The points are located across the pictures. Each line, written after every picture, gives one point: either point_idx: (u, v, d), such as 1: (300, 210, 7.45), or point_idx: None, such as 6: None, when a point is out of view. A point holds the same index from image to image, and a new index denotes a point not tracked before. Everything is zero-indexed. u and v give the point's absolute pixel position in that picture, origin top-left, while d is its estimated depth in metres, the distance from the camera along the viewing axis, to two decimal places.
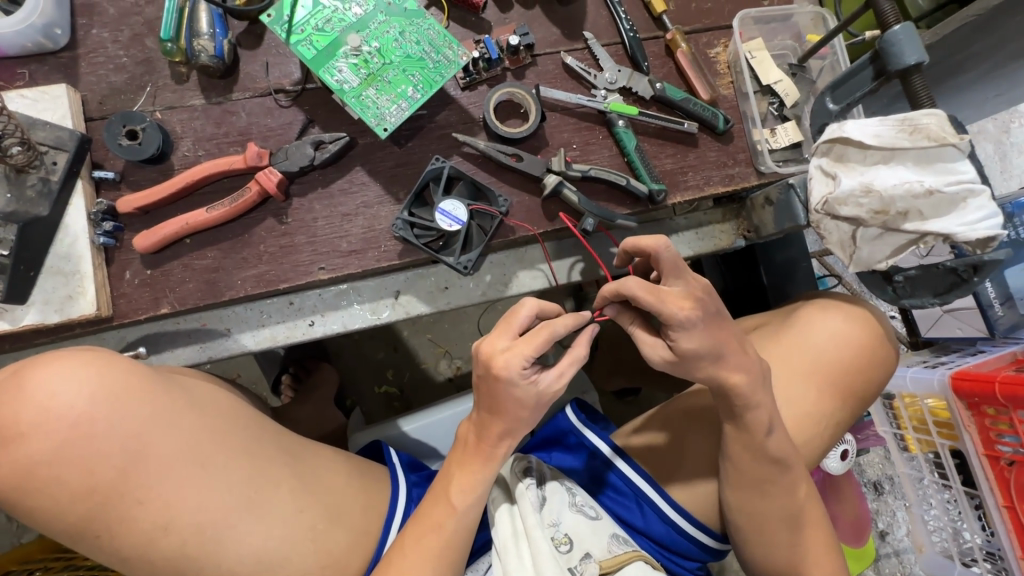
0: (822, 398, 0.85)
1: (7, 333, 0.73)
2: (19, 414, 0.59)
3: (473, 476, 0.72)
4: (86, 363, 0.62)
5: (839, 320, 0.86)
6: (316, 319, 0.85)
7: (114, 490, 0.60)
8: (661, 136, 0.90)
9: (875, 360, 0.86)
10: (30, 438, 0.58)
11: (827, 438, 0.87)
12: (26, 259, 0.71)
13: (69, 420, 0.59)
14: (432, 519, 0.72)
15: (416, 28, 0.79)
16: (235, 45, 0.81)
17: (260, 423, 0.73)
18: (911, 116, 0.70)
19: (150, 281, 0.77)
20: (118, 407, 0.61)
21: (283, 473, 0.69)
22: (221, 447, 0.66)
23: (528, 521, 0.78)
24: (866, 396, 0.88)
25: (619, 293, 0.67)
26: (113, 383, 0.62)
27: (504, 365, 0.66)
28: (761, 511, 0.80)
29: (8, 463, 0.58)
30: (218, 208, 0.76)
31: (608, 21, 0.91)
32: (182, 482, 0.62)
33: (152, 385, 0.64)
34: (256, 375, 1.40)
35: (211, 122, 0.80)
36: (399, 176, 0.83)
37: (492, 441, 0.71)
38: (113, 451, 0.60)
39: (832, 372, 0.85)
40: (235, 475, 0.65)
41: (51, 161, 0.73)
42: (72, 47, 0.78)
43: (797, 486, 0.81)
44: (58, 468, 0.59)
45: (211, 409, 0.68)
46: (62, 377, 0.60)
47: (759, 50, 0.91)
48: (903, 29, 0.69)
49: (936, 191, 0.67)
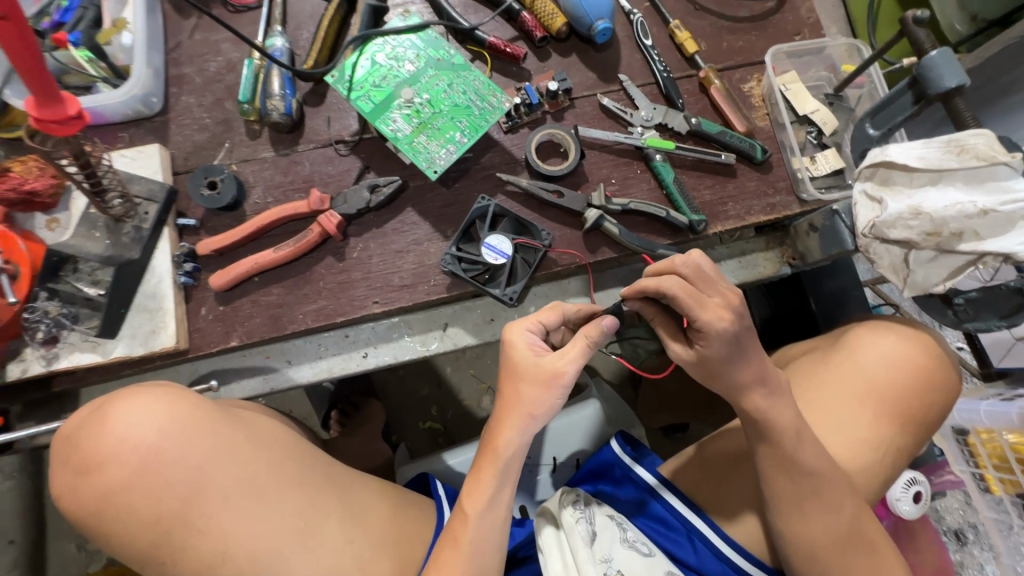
0: (878, 422, 0.80)
1: (98, 365, 0.79)
2: (101, 446, 0.64)
3: (480, 480, 0.71)
4: (157, 397, 0.67)
5: (889, 340, 0.83)
6: (370, 351, 0.89)
7: (181, 514, 0.64)
8: (698, 168, 0.92)
9: (934, 379, 0.81)
10: (107, 467, 0.64)
11: (887, 466, 0.81)
12: (119, 298, 0.79)
13: (142, 451, 0.64)
14: (461, 542, 0.69)
15: (462, 79, 0.86)
16: (302, 103, 0.90)
17: (311, 455, 0.76)
18: (958, 137, 0.68)
19: (223, 316, 0.83)
20: (187, 435, 0.66)
21: (332, 505, 0.72)
22: (278, 475, 0.70)
23: (578, 556, 0.78)
24: (929, 418, 0.82)
25: (659, 292, 0.66)
26: (181, 416, 0.67)
27: (522, 351, 0.73)
28: (805, 529, 0.72)
29: (88, 489, 0.64)
30: (283, 248, 0.83)
31: (641, 64, 0.96)
32: (243, 508, 0.67)
33: (213, 418, 0.69)
34: (309, 411, 1.47)
35: (279, 172, 0.88)
36: (447, 215, 0.88)
37: (494, 435, 0.72)
38: (178, 480, 0.65)
39: (887, 394, 0.80)
40: (290, 501, 0.69)
41: (143, 212, 0.82)
42: (164, 111, 0.89)
43: (845, 500, 0.72)
44: (130, 496, 0.63)
45: (266, 441, 0.72)
46: (136, 411, 0.66)
47: (794, 82, 0.94)
48: (939, 54, 0.68)
49: (990, 211, 0.65)
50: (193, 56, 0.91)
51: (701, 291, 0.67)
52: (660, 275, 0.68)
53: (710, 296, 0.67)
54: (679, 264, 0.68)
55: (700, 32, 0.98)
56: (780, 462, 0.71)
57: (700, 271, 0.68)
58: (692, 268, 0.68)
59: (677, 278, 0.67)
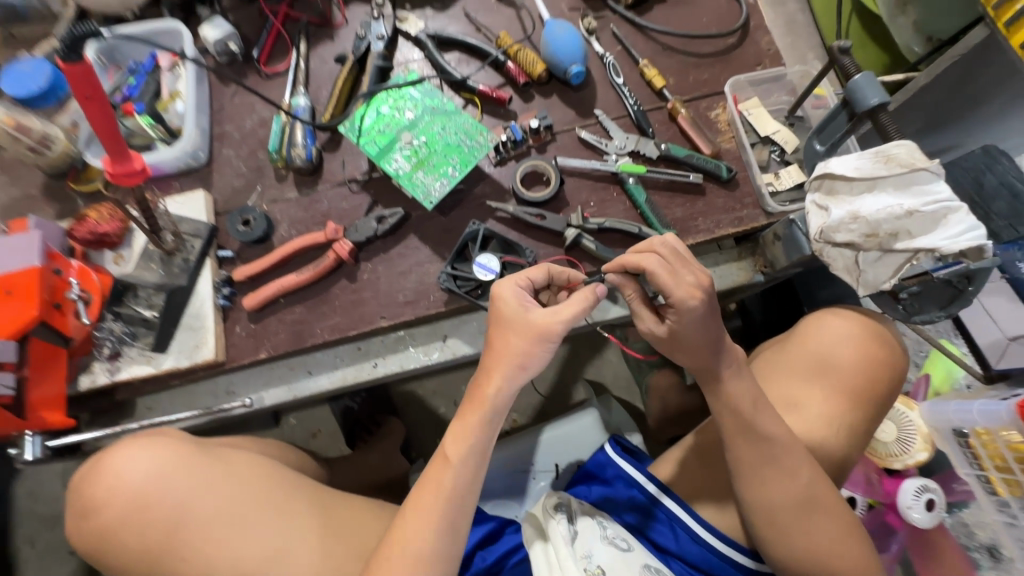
0: (835, 399, 0.85)
1: (151, 376, 0.93)
2: (97, 493, 0.82)
3: (467, 423, 0.79)
4: (138, 446, 0.83)
5: (841, 324, 0.88)
6: (379, 361, 1.00)
7: (163, 546, 0.80)
8: (670, 188, 1.02)
9: (883, 359, 0.87)
10: (105, 510, 0.81)
11: (850, 445, 0.86)
12: (169, 318, 0.94)
13: (131, 496, 0.81)
14: (440, 485, 0.77)
15: (454, 123, 1.00)
16: (321, 150, 1.05)
17: (281, 480, 0.89)
18: (883, 149, 0.77)
19: (254, 332, 0.97)
20: (165, 483, 0.82)
21: (299, 524, 0.85)
22: (251, 507, 0.84)
23: (560, 554, 0.84)
24: (882, 396, 0.87)
25: (639, 267, 0.73)
26: (157, 464, 0.82)
27: (506, 298, 0.81)
28: (766, 493, 0.77)
29: (94, 527, 0.82)
30: (305, 272, 0.97)
31: (615, 99, 1.08)
32: (219, 538, 0.81)
33: (185, 461, 0.83)
34: (335, 429, 1.59)
35: (302, 209, 1.03)
36: (445, 240, 1.00)
37: (485, 383, 0.79)
38: (161, 517, 0.81)
39: (841, 374, 0.86)
40: (266, 531, 0.83)
41: (190, 246, 0.98)
42: (208, 162, 1.06)
43: (804, 467, 0.77)
44: (125, 532, 0.80)
45: (236, 474, 0.86)
46: (123, 463, 0.82)
47: (756, 107, 1.04)
48: (861, 77, 0.77)
49: (916, 212, 0.73)
50: (233, 116, 1.08)
51: (678, 269, 0.74)
52: (641, 252, 0.74)
53: (684, 274, 0.73)
54: (658, 244, 0.75)
55: (668, 68, 1.10)
56: (746, 449, 0.78)
57: (677, 250, 0.75)
58: (671, 246, 0.75)
59: (656, 255, 0.74)
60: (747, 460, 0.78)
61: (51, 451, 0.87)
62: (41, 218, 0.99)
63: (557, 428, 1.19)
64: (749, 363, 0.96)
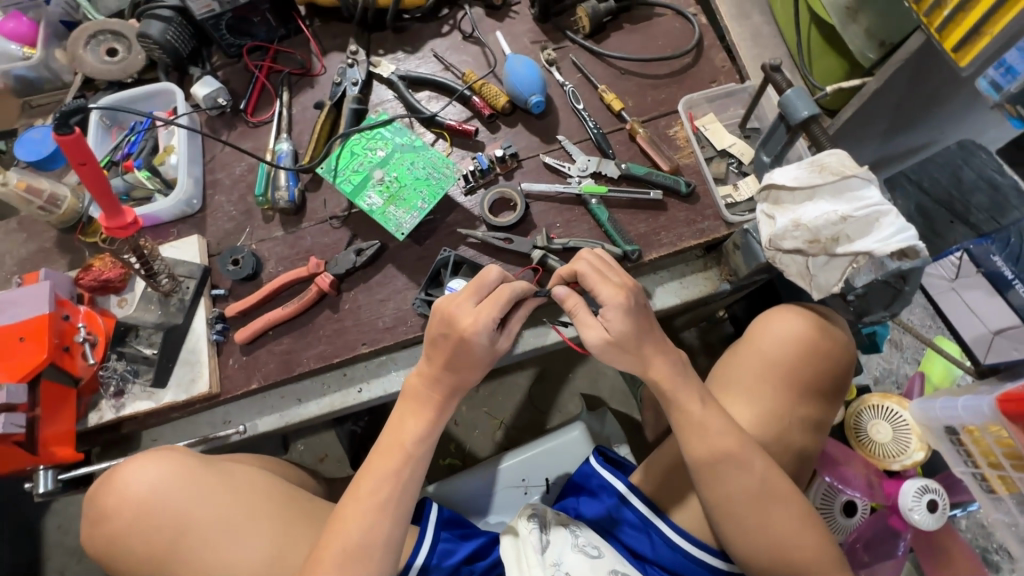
0: (781, 391, 0.93)
1: (152, 410, 1.00)
2: (108, 502, 0.88)
3: (416, 409, 0.86)
4: (149, 458, 0.90)
5: (785, 323, 0.95)
6: (363, 386, 1.05)
7: (168, 551, 0.86)
8: (632, 206, 1.06)
9: (825, 352, 0.94)
10: (114, 518, 0.87)
11: (800, 433, 0.94)
12: (167, 355, 1.01)
13: (140, 503, 0.87)
14: (382, 472, 0.83)
15: (423, 158, 1.06)
16: (304, 190, 1.13)
17: (278, 491, 0.95)
18: (818, 158, 0.81)
19: (246, 364, 1.03)
20: (170, 492, 0.88)
21: (295, 531, 0.91)
22: (249, 512, 0.90)
23: (528, 561, 0.89)
24: (825, 385, 0.95)
25: (573, 272, 0.85)
26: (166, 472, 0.89)
27: (473, 328, 0.81)
28: (722, 487, 0.81)
29: (103, 534, 0.88)
30: (291, 306, 1.04)
31: (577, 124, 1.14)
32: (219, 540, 0.87)
33: (191, 470, 0.90)
34: (341, 454, 1.64)
35: (287, 246, 1.10)
36: (420, 267, 1.06)
37: (428, 379, 0.86)
38: (167, 524, 0.87)
39: (784, 370, 0.94)
40: (262, 538, 0.88)
41: (186, 287, 1.05)
42: (201, 209, 1.15)
43: (755, 457, 0.82)
44: (134, 538, 0.87)
45: (239, 484, 0.92)
46: (135, 472, 0.88)
47: (712, 123, 1.10)
48: (793, 92, 0.85)
49: (849, 216, 0.76)
50: (224, 164, 1.17)
51: (607, 271, 0.84)
52: (573, 260, 0.86)
53: (612, 275, 0.83)
54: (586, 253, 0.86)
55: (626, 91, 1.15)
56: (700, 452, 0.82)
57: (604, 258, 0.86)
58: (600, 256, 0.86)
59: (586, 262, 0.85)
60: (700, 456, 0.82)
61: (63, 483, 0.95)
62: (55, 269, 1.09)
63: (546, 442, 1.21)
64: (712, 367, 1.04)
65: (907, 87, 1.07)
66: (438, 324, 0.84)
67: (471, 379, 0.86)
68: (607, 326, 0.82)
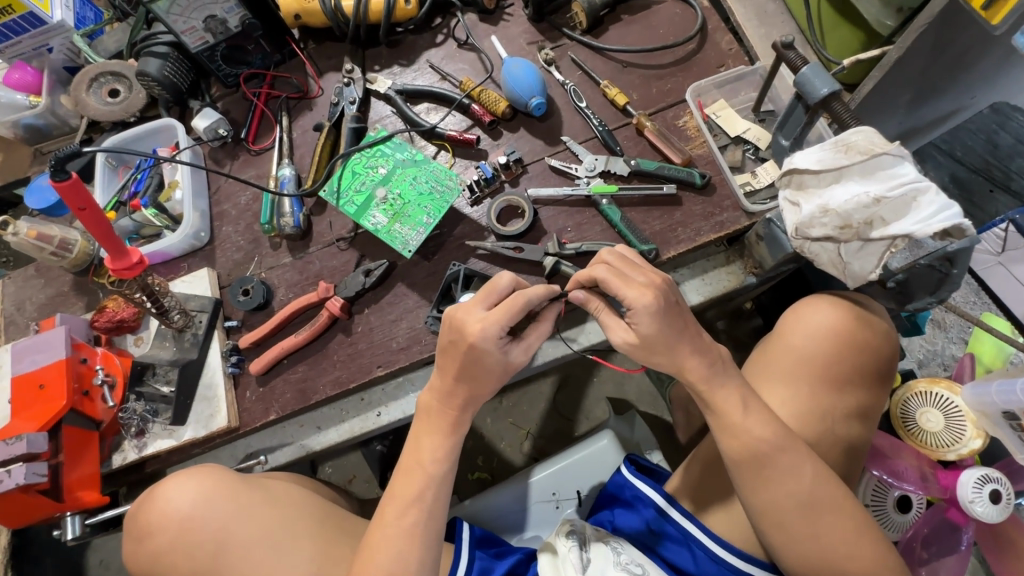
0: (818, 387, 0.87)
1: (174, 448, 1.00)
2: (149, 520, 0.87)
3: (441, 423, 0.82)
4: (189, 475, 0.89)
5: (817, 315, 0.89)
6: (382, 409, 1.03)
7: (208, 568, 0.85)
8: (645, 203, 1.02)
9: (863, 343, 0.88)
10: (155, 536, 0.86)
11: (843, 430, 0.87)
12: (185, 392, 1.00)
13: (181, 521, 0.86)
14: (408, 494, 0.80)
15: (425, 173, 1.04)
16: (309, 215, 1.12)
17: (314, 508, 0.93)
18: (842, 137, 0.75)
19: (262, 395, 1.02)
20: (209, 509, 0.86)
21: (332, 548, 0.89)
22: (289, 531, 0.88)
23: None
24: (865, 378, 0.88)
25: (592, 277, 0.79)
26: (205, 488, 0.87)
27: (478, 335, 0.77)
28: (767, 495, 0.76)
29: (144, 552, 0.87)
30: (303, 333, 1.02)
31: (582, 123, 1.10)
32: (260, 559, 0.85)
33: (229, 486, 0.88)
34: (369, 474, 1.62)
35: (296, 272, 1.09)
36: (431, 283, 1.04)
37: (450, 395, 0.81)
38: (207, 540, 0.86)
39: (820, 364, 0.87)
40: (302, 554, 0.87)
41: (199, 321, 1.05)
42: (210, 241, 1.14)
43: (803, 463, 0.76)
44: (175, 555, 0.85)
45: (277, 499, 0.91)
46: (174, 490, 0.87)
47: (723, 109, 1.05)
48: (808, 68, 0.79)
49: (883, 198, 0.71)
50: (229, 195, 1.17)
51: (629, 273, 0.78)
52: (592, 265, 0.81)
53: (634, 276, 0.77)
54: (607, 254, 0.82)
55: (630, 84, 1.11)
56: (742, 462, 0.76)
57: (626, 257, 0.81)
58: (622, 255, 0.81)
59: (605, 265, 0.80)
60: (740, 462, 0.77)
61: (91, 527, 0.95)
62: (73, 312, 1.10)
63: (574, 455, 1.16)
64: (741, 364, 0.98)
65: (932, 54, 1.00)
66: (448, 332, 0.80)
67: (486, 392, 0.81)
68: (636, 327, 0.77)
